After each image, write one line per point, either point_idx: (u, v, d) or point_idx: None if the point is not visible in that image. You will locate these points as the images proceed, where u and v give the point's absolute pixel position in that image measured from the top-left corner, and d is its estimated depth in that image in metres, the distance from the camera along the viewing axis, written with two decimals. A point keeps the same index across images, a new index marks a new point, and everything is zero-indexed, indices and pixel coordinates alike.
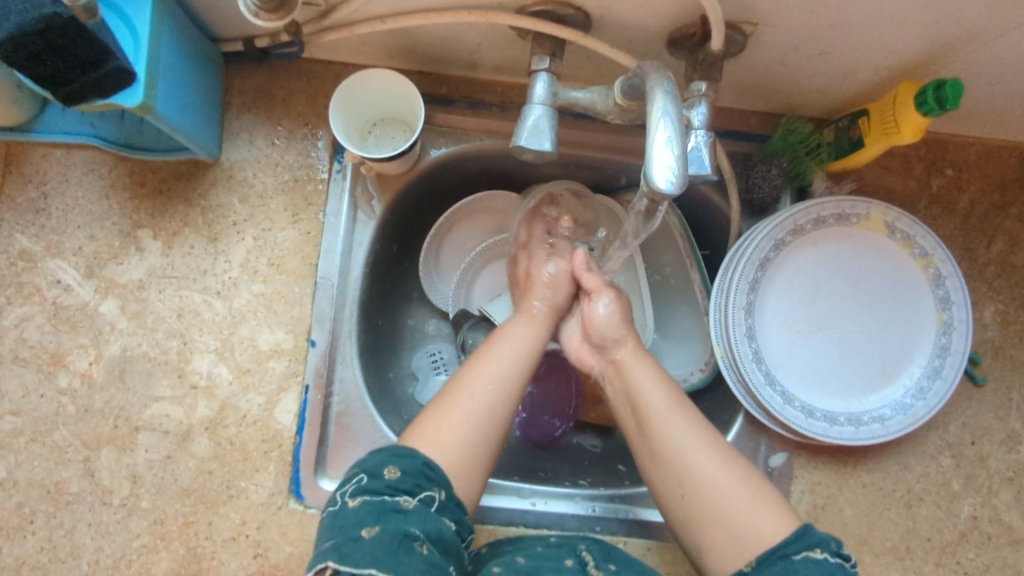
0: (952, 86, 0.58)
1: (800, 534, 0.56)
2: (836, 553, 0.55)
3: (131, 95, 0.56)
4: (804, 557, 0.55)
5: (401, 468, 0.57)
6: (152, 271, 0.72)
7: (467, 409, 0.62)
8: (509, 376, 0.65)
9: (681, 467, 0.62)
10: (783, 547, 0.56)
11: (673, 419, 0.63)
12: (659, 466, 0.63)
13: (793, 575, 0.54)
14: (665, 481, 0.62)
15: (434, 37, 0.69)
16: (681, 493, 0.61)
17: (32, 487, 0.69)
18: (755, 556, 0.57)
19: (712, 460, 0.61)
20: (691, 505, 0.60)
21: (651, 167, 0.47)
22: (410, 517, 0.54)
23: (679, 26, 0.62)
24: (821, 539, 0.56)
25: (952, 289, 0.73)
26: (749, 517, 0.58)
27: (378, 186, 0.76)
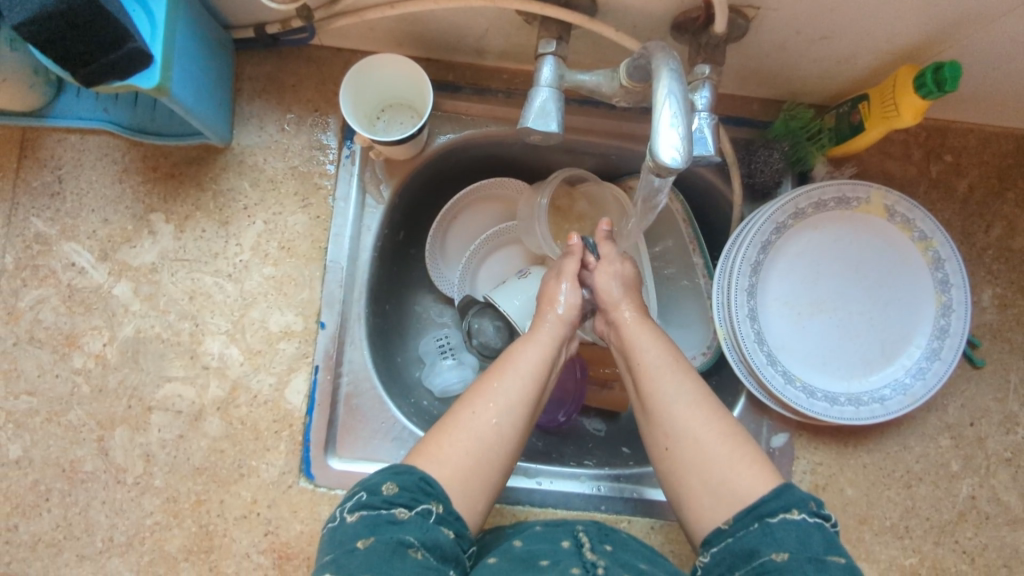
0: (950, 67, 0.60)
1: (777, 494, 0.57)
2: (814, 513, 0.56)
3: (148, 78, 0.58)
4: (782, 518, 0.56)
5: (398, 484, 0.57)
6: (165, 254, 0.74)
7: (471, 430, 0.61)
8: (520, 401, 0.63)
9: (669, 423, 0.63)
10: (760, 507, 0.57)
11: (663, 376, 0.65)
12: (648, 421, 0.65)
13: (770, 538, 0.55)
14: (653, 435, 0.64)
15: (442, 24, 0.70)
16: (665, 448, 0.63)
17: (48, 465, 0.70)
18: (732, 514, 0.58)
19: (699, 418, 0.62)
20: (675, 459, 0.62)
21: (657, 143, 0.48)
22: (404, 527, 0.55)
23: (683, 11, 0.63)
24: (799, 499, 0.57)
25: (951, 272, 0.74)
26: (726, 473, 0.59)
27: (386, 171, 0.77)
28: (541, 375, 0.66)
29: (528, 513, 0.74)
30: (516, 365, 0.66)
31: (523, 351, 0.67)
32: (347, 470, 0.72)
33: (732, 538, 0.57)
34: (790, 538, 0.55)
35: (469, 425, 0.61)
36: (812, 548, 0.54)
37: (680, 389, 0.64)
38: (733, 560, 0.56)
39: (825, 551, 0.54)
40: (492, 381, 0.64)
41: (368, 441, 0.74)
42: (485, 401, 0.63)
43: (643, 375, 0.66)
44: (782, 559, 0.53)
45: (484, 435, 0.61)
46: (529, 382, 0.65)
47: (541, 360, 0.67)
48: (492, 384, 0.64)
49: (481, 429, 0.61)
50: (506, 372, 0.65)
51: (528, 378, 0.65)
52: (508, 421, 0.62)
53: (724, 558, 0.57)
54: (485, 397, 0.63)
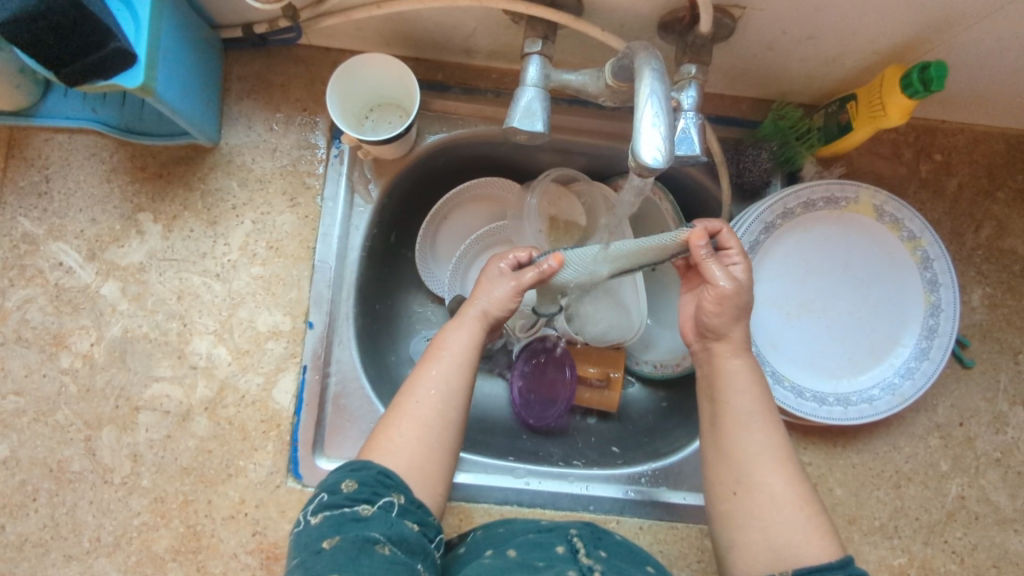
0: (937, 67, 0.60)
1: (843, 563, 0.56)
2: None
3: (132, 77, 0.58)
4: None
5: (357, 480, 0.57)
6: (153, 254, 0.73)
7: (418, 416, 0.61)
8: (456, 389, 0.63)
9: (744, 470, 0.61)
10: (824, 569, 0.55)
11: (751, 424, 0.62)
12: (722, 459, 0.62)
13: None
14: (721, 475, 0.62)
15: (430, 23, 0.70)
16: (732, 492, 0.61)
17: (35, 465, 0.70)
18: (790, 568, 0.57)
19: (777, 476, 0.60)
20: (738, 506, 0.61)
21: (639, 143, 0.47)
22: (369, 523, 0.54)
23: (669, 10, 0.63)
24: (861, 572, 0.56)
25: (939, 271, 0.74)
26: (797, 536, 0.58)
27: (374, 171, 0.77)
28: (473, 357, 0.65)
29: (516, 513, 0.74)
30: (448, 349, 0.65)
31: (451, 335, 0.66)
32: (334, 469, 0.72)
33: None
34: None
35: (414, 413, 0.61)
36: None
37: (754, 423, 0.62)
38: None
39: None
40: (429, 370, 0.63)
41: (355, 441, 0.74)
42: (423, 389, 0.63)
43: (725, 413, 0.63)
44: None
45: (431, 420, 0.61)
46: (463, 369, 0.64)
47: (471, 345, 0.65)
48: (433, 370, 0.64)
49: (426, 416, 0.61)
50: (436, 357, 0.64)
51: (465, 364, 0.64)
52: (452, 405, 0.62)
53: None
54: (425, 384, 0.63)
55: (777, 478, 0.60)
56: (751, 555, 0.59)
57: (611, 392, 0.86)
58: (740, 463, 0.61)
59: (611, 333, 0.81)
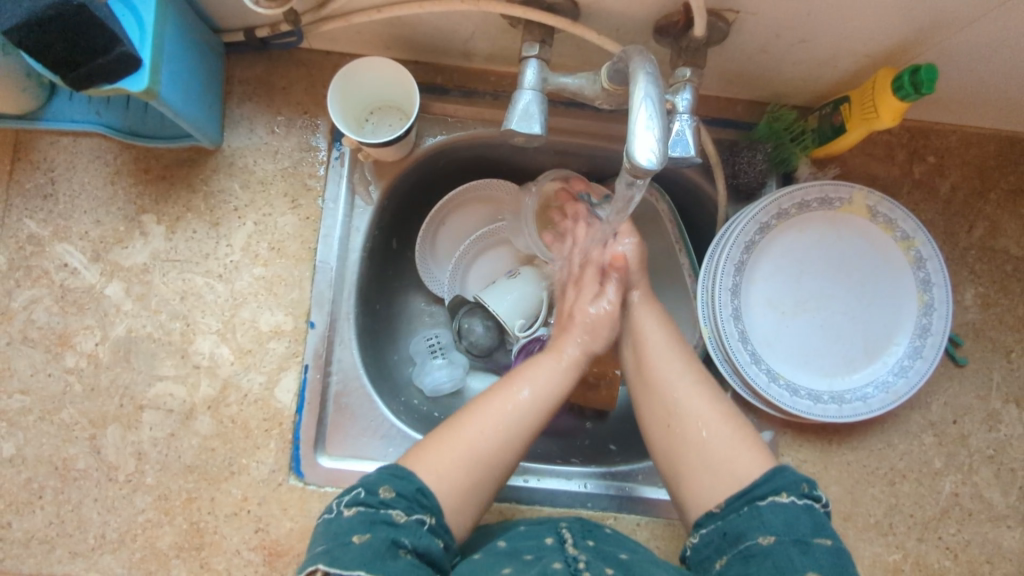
0: (927, 70, 0.61)
1: (768, 478, 0.60)
2: (804, 496, 0.58)
3: (136, 81, 0.59)
4: (771, 502, 0.58)
5: (394, 488, 0.58)
6: (156, 255, 0.75)
7: (472, 446, 0.63)
8: (519, 431, 0.65)
9: (671, 404, 0.67)
10: (751, 492, 0.59)
11: (668, 360, 0.70)
12: (651, 404, 0.69)
13: (757, 518, 0.57)
14: (654, 417, 0.68)
15: (428, 27, 0.71)
16: (668, 427, 0.67)
17: (40, 463, 0.71)
18: (723, 498, 0.61)
19: (701, 398, 0.67)
20: (675, 438, 0.66)
21: (633, 145, 0.48)
22: (400, 529, 0.55)
23: (664, 15, 0.64)
24: (789, 481, 0.59)
25: (932, 271, 0.75)
26: (728, 452, 0.63)
27: (375, 173, 0.78)
28: (550, 395, 0.69)
29: (515, 510, 0.74)
30: (530, 389, 0.68)
31: (539, 367, 0.71)
32: (336, 467, 0.73)
33: (722, 521, 0.59)
34: (777, 518, 0.57)
35: (470, 441, 0.63)
36: (797, 530, 0.56)
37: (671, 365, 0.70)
38: (720, 543, 0.58)
39: (811, 533, 0.56)
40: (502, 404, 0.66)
41: (357, 439, 0.76)
42: (496, 425, 0.64)
43: (647, 360, 0.71)
44: (767, 540, 0.55)
45: (482, 456, 0.63)
46: (536, 406, 0.67)
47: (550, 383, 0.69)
48: (505, 405, 0.66)
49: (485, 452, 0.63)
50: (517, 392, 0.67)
51: (538, 407, 0.67)
52: (511, 444, 0.64)
53: (712, 540, 0.59)
54: (494, 416, 0.65)
55: (699, 402, 0.67)
56: (694, 483, 0.63)
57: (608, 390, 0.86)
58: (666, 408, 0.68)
59: None
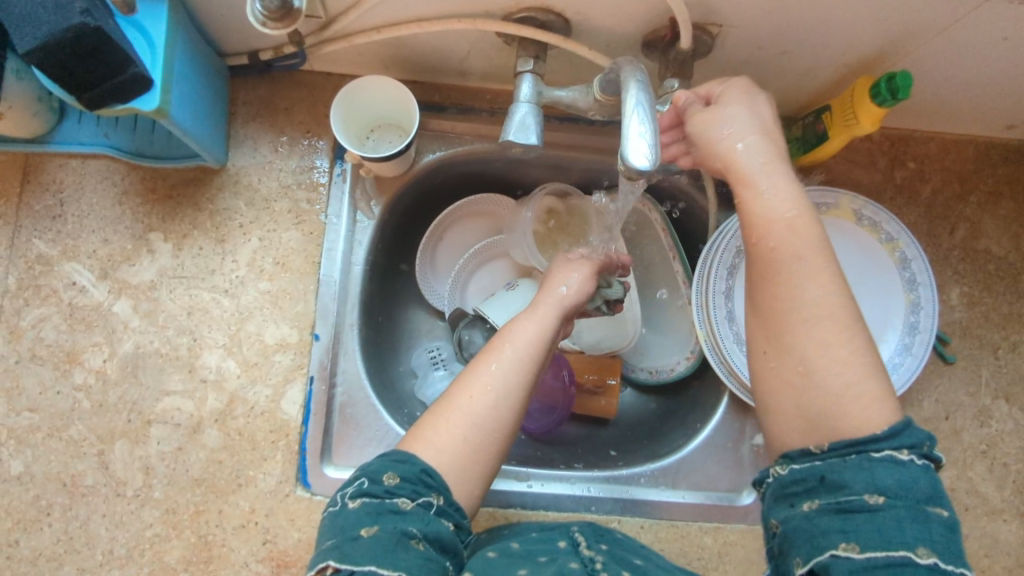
0: (902, 76, 0.64)
1: (891, 432, 0.49)
2: (924, 455, 0.49)
3: (147, 101, 0.61)
4: (886, 457, 0.48)
5: (399, 474, 0.57)
6: (163, 272, 0.76)
7: (465, 411, 0.61)
8: (511, 391, 0.62)
9: (779, 332, 0.53)
10: (867, 442, 0.49)
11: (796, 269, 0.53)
12: (758, 317, 0.55)
13: (867, 475, 0.47)
14: (759, 332, 0.54)
15: (427, 47, 0.74)
16: (764, 353, 0.54)
17: (49, 480, 0.72)
18: (828, 442, 0.50)
19: (817, 335, 0.51)
20: (779, 365, 0.53)
21: (627, 150, 0.51)
22: (408, 516, 0.55)
23: (652, 30, 0.67)
24: (913, 439, 0.49)
25: (917, 271, 0.77)
26: (834, 403, 0.50)
27: (376, 190, 0.81)
28: (538, 351, 0.64)
29: (520, 515, 0.76)
30: (512, 344, 0.64)
31: (516, 327, 0.66)
32: (342, 477, 0.74)
33: (823, 463, 0.49)
34: (891, 480, 0.47)
35: (464, 409, 0.61)
36: (913, 495, 0.47)
37: (781, 200, 0.54)
38: (815, 488, 0.49)
39: (927, 501, 0.47)
40: (490, 363, 0.63)
41: (363, 449, 0.76)
42: (481, 387, 0.61)
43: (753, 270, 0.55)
44: (875, 501, 0.46)
45: (481, 418, 0.60)
46: (525, 363, 0.63)
47: (538, 336, 0.65)
48: (490, 366, 0.62)
49: (478, 412, 0.60)
50: (499, 352, 0.63)
51: (528, 358, 0.64)
52: (506, 405, 0.61)
53: (806, 481, 0.50)
54: (482, 380, 0.62)
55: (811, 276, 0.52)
56: (787, 420, 0.52)
57: (607, 399, 0.89)
58: (771, 306, 0.53)
59: (605, 342, 0.87)
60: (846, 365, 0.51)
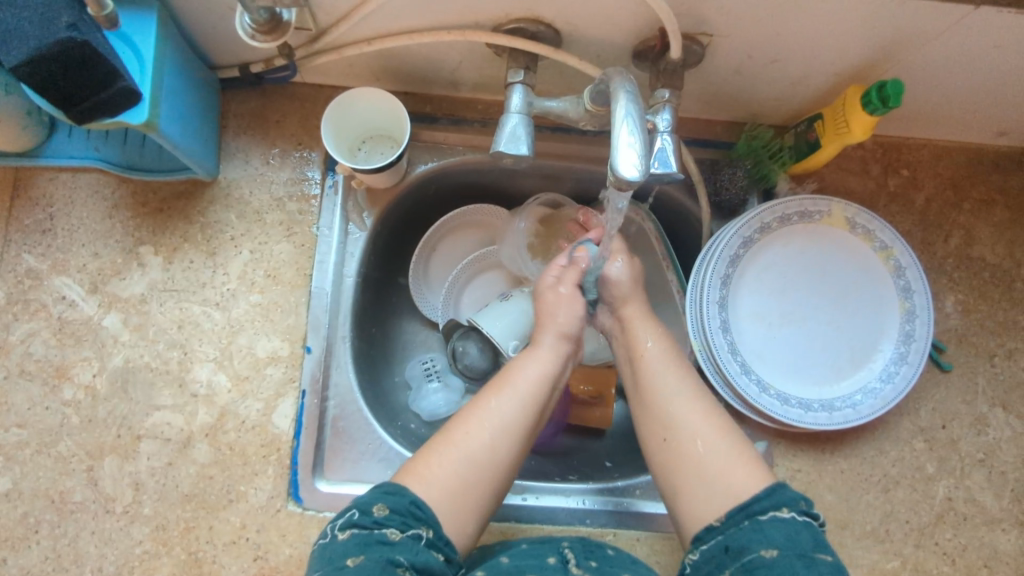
0: (893, 84, 0.64)
1: (770, 492, 0.59)
2: (803, 511, 0.58)
3: (136, 115, 0.61)
4: (771, 516, 0.57)
5: (388, 505, 0.58)
6: (153, 285, 0.76)
7: (463, 449, 0.62)
8: (511, 430, 0.63)
9: (667, 419, 0.65)
10: (752, 505, 0.58)
11: (665, 371, 0.68)
12: (648, 418, 0.67)
13: (759, 534, 0.56)
14: (651, 428, 0.66)
15: (418, 58, 0.74)
16: (663, 440, 0.65)
17: (37, 497, 0.71)
18: (723, 512, 0.60)
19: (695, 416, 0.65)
20: (670, 452, 0.64)
21: (616, 160, 0.51)
22: (396, 547, 0.55)
23: (642, 40, 0.67)
24: (789, 498, 0.58)
25: (912, 279, 0.77)
26: (723, 468, 0.61)
27: (368, 201, 0.81)
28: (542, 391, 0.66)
29: (515, 530, 0.74)
30: (516, 383, 0.66)
31: (519, 364, 0.68)
32: (334, 492, 0.73)
33: (723, 533, 0.58)
34: (780, 535, 0.56)
35: (460, 445, 0.62)
36: (801, 546, 0.55)
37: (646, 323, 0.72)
38: (723, 555, 0.57)
39: (813, 548, 0.55)
40: (490, 401, 0.64)
41: (356, 463, 0.76)
42: (479, 423, 0.63)
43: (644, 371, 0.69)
44: (770, 555, 0.55)
45: (478, 457, 0.62)
46: (527, 403, 0.65)
47: (540, 377, 0.67)
48: (491, 404, 0.64)
49: (474, 450, 0.62)
50: (501, 390, 0.65)
51: (529, 399, 0.65)
52: (503, 441, 0.63)
53: (714, 554, 0.58)
54: (483, 419, 0.63)
55: (674, 378, 0.67)
56: (693, 498, 0.62)
57: (604, 409, 0.89)
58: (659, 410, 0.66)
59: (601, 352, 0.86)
60: (725, 447, 0.63)
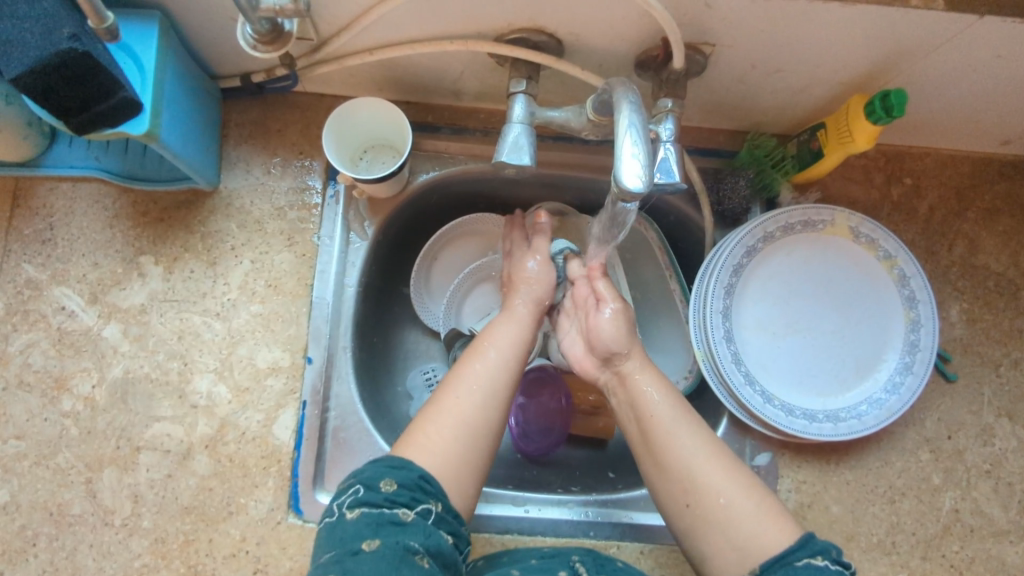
0: (897, 94, 0.64)
1: (802, 543, 0.56)
2: (835, 560, 0.55)
3: (137, 124, 0.61)
4: (806, 564, 0.54)
5: (397, 480, 0.56)
6: (154, 296, 0.75)
7: (456, 412, 0.62)
8: (497, 391, 0.64)
9: (683, 475, 0.61)
10: (786, 554, 0.55)
11: (674, 426, 0.64)
12: (662, 478, 0.63)
13: None
14: (668, 491, 0.62)
15: (420, 68, 0.74)
16: (684, 504, 0.61)
17: (35, 509, 0.70)
18: (757, 565, 0.56)
19: (713, 468, 0.61)
20: (692, 512, 0.60)
21: (619, 171, 0.50)
22: (408, 530, 0.53)
23: (644, 50, 0.67)
24: (821, 547, 0.56)
25: (917, 288, 0.76)
26: (755, 527, 0.58)
27: (370, 211, 0.80)
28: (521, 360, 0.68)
29: (517, 542, 0.74)
30: (495, 348, 0.67)
31: (497, 326, 0.70)
32: None
33: None
34: None
35: (451, 410, 0.62)
36: None
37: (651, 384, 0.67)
38: None
39: None
40: (473, 366, 0.65)
41: None
42: (465, 386, 0.64)
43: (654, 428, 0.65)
44: None
45: (469, 420, 0.62)
46: (507, 365, 0.67)
47: (515, 337, 0.70)
48: (474, 367, 0.65)
49: (467, 412, 0.62)
50: (483, 355, 0.67)
51: (509, 363, 0.67)
52: (493, 405, 0.63)
53: None
54: (469, 382, 0.64)
55: (685, 434, 0.63)
56: (721, 557, 0.58)
57: (606, 419, 0.88)
58: (671, 466, 0.62)
59: None
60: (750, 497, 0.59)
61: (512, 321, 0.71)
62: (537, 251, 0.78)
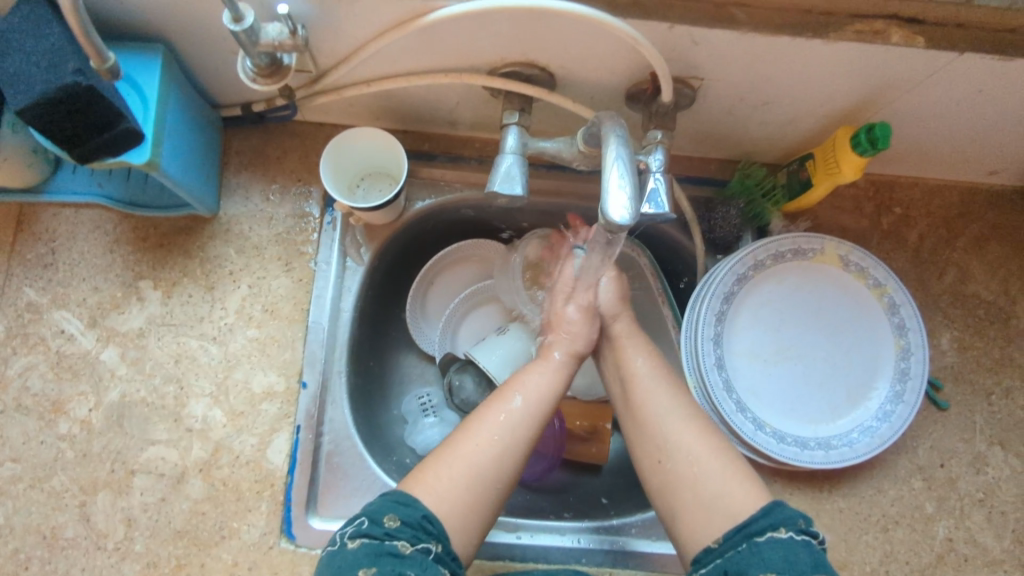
0: (881, 128, 0.65)
1: (766, 511, 0.58)
2: (801, 530, 0.57)
3: (139, 153, 0.63)
4: (769, 538, 0.56)
5: (400, 517, 0.57)
6: (152, 320, 0.76)
7: (470, 460, 0.62)
8: (517, 441, 0.64)
9: (661, 437, 0.66)
10: (749, 525, 0.58)
11: (657, 391, 0.69)
12: (642, 437, 0.68)
13: (757, 556, 0.56)
14: (647, 449, 0.67)
15: (417, 99, 0.76)
16: (659, 461, 0.66)
17: (28, 532, 0.71)
18: (721, 534, 0.59)
19: (689, 433, 0.65)
20: (666, 471, 0.65)
21: (606, 204, 0.52)
22: (405, 561, 0.55)
23: (634, 83, 0.69)
24: (786, 516, 0.57)
25: (907, 316, 0.77)
26: (722, 486, 0.61)
27: (367, 237, 0.82)
28: (546, 403, 0.68)
29: (509, 568, 0.74)
30: (522, 396, 0.67)
31: (530, 374, 0.70)
32: (327, 529, 0.73)
33: (723, 555, 0.58)
34: (777, 556, 0.55)
35: (466, 456, 0.62)
36: (797, 566, 0.54)
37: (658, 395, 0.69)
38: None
39: (811, 569, 0.54)
40: (497, 415, 0.65)
41: (349, 498, 0.75)
42: (486, 435, 0.64)
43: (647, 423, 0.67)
44: None
45: (483, 470, 0.62)
46: (532, 417, 0.66)
47: (547, 388, 0.69)
48: (499, 416, 0.65)
49: (481, 460, 0.62)
50: (509, 402, 0.66)
51: (534, 413, 0.66)
52: (509, 457, 0.63)
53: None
54: (491, 429, 0.64)
55: (681, 438, 0.65)
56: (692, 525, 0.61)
57: (598, 445, 0.88)
58: (654, 428, 0.67)
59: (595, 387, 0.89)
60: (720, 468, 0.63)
61: (545, 369, 0.71)
62: (581, 297, 0.76)
